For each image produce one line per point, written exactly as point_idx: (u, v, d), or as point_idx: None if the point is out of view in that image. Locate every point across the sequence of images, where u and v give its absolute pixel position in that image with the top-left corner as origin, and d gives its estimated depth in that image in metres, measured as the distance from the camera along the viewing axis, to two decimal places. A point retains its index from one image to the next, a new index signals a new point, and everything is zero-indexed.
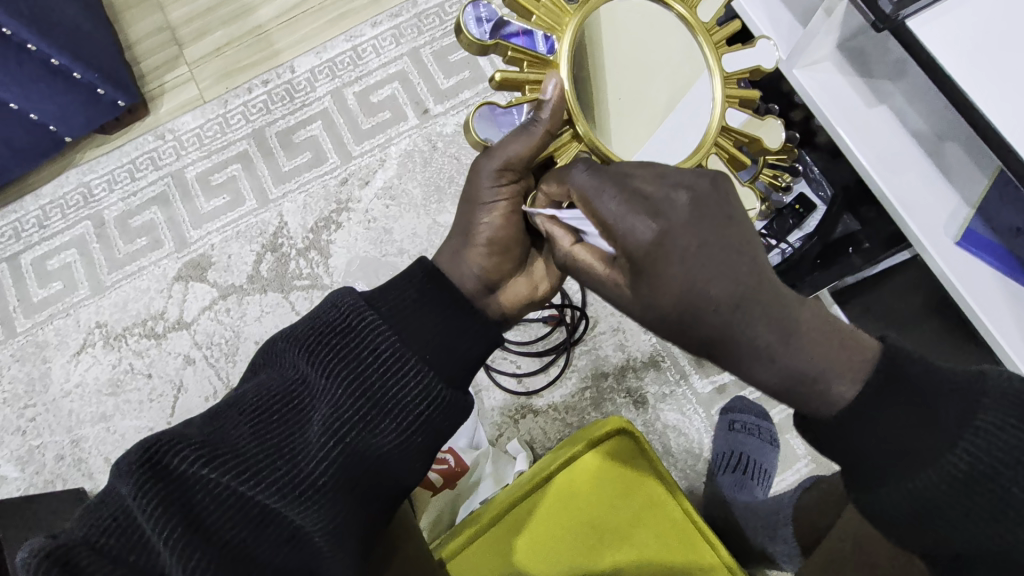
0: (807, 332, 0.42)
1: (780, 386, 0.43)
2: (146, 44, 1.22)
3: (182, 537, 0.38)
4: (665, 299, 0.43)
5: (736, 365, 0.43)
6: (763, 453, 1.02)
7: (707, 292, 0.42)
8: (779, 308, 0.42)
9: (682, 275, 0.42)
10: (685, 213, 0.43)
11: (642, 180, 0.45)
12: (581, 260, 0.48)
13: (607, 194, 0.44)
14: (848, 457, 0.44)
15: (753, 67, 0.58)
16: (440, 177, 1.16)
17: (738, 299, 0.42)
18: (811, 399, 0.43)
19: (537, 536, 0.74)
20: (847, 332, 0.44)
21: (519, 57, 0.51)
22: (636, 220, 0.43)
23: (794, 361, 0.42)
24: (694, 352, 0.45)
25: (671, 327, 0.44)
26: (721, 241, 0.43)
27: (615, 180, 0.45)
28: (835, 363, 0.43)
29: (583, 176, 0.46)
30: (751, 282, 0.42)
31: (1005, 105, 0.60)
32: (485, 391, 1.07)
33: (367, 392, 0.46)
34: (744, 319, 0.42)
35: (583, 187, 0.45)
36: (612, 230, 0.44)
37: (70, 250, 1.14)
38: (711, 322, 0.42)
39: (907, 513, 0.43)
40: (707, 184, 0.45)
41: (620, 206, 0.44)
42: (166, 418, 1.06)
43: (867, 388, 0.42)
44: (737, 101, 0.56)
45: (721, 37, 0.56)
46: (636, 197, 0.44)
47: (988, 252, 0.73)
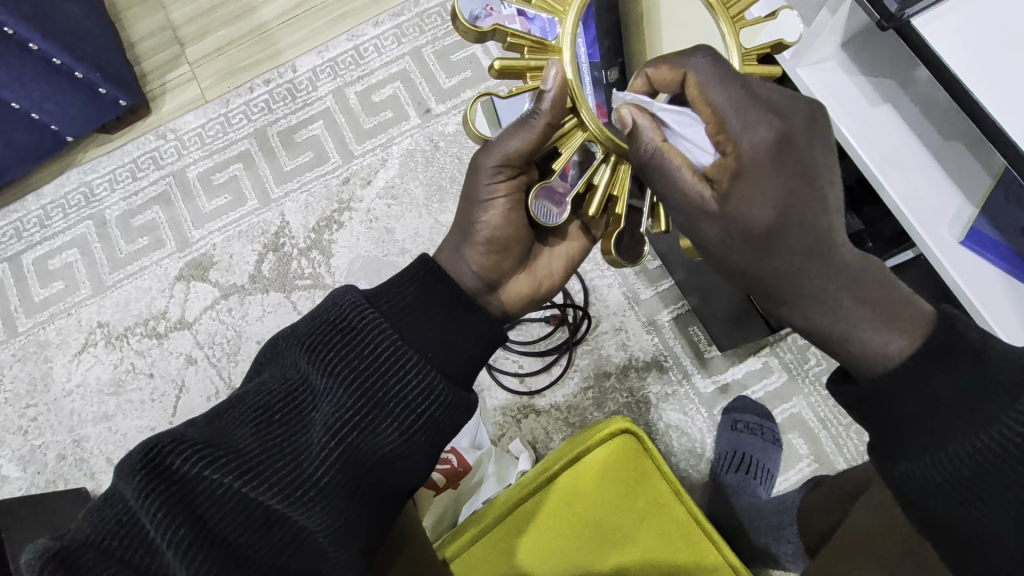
0: (869, 282, 0.44)
1: (831, 325, 0.44)
2: (147, 44, 1.22)
3: (185, 538, 0.38)
4: (759, 215, 0.43)
5: (794, 298, 0.45)
6: (766, 454, 1.02)
7: (801, 218, 0.43)
8: (845, 255, 0.44)
9: (783, 190, 0.43)
10: (802, 129, 0.43)
11: (765, 89, 0.44)
12: (670, 159, 0.45)
13: (733, 90, 0.44)
14: (887, 423, 0.43)
15: (774, 41, 0.55)
16: (443, 177, 1.15)
17: (821, 233, 0.43)
18: (853, 354, 0.44)
19: (542, 534, 0.74)
20: (897, 290, 0.44)
21: (518, 41, 0.51)
22: (760, 121, 0.43)
23: (851, 312, 0.44)
24: (753, 277, 0.46)
25: (746, 242, 0.45)
26: (817, 167, 0.44)
27: (740, 81, 0.44)
28: (885, 317, 0.43)
29: (710, 67, 0.45)
30: (830, 219, 0.44)
31: (1012, 103, 0.60)
32: (487, 391, 1.07)
33: (369, 392, 0.46)
34: (821, 256, 0.44)
35: (707, 78, 0.44)
36: (729, 128, 0.43)
37: (71, 250, 1.14)
38: (792, 250, 0.44)
39: (930, 496, 0.41)
40: (820, 109, 0.45)
41: (742, 102, 0.43)
42: (168, 418, 1.06)
43: (919, 350, 0.42)
44: (756, 78, 0.55)
45: (739, 9, 0.54)
46: (759, 99, 0.43)
47: (992, 251, 0.73)
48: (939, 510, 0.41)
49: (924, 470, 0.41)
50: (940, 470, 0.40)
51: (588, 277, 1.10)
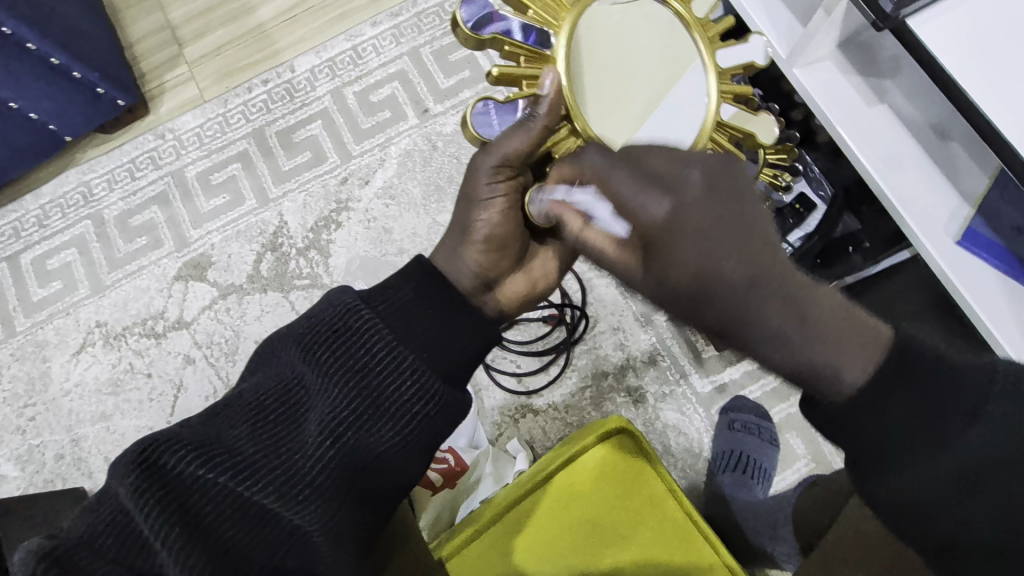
0: (819, 311, 0.42)
1: (793, 367, 0.42)
2: (146, 43, 1.22)
3: (178, 538, 0.38)
4: (679, 279, 0.43)
5: (753, 348, 0.43)
6: (763, 452, 1.02)
7: (722, 268, 0.42)
8: (787, 289, 0.43)
9: (696, 253, 0.43)
10: (698, 191, 0.44)
11: (655, 161, 0.45)
12: (593, 244, 0.45)
13: (622, 172, 0.44)
14: (856, 446, 0.43)
15: (747, 62, 0.57)
16: (440, 177, 1.15)
17: (752, 279, 0.42)
18: (819, 381, 0.42)
19: (537, 534, 0.74)
20: (853, 315, 0.43)
21: (516, 51, 0.51)
22: (652, 197, 0.43)
23: (810, 345, 0.42)
24: (709, 331, 0.45)
25: (681, 307, 0.44)
26: (733, 217, 0.44)
27: (629, 160, 0.45)
28: (840, 343, 0.42)
29: (598, 156, 0.45)
30: (761, 262, 0.43)
31: (1005, 103, 0.60)
32: (484, 390, 1.07)
33: (364, 391, 0.46)
34: (759, 300, 0.42)
35: (598, 165, 0.45)
36: (627, 208, 0.44)
37: (70, 250, 1.14)
38: (726, 303, 0.43)
39: (908, 511, 0.41)
40: (719, 162, 0.45)
41: (635, 185, 0.44)
42: (166, 418, 1.06)
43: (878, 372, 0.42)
44: (731, 96, 0.56)
45: (716, 33, 0.56)
46: (649, 176, 0.44)
47: (987, 251, 0.73)
48: (914, 523, 0.41)
49: (912, 476, 0.41)
50: (918, 485, 0.40)
51: (585, 276, 1.11)
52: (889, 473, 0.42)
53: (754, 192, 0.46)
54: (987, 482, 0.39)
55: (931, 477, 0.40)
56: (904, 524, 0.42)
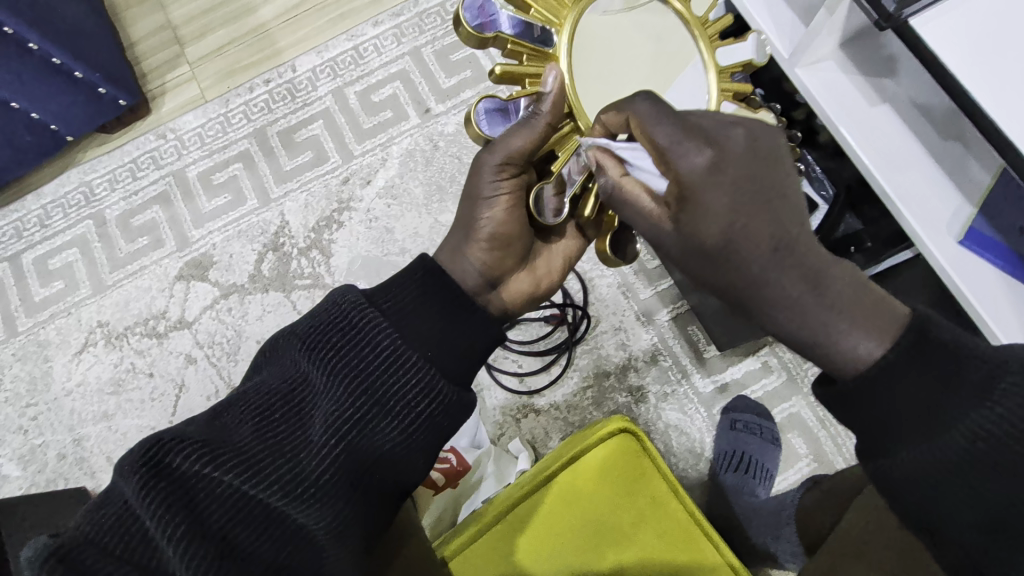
0: (837, 283, 0.42)
1: (811, 332, 0.42)
2: (147, 43, 1.22)
3: (184, 536, 0.38)
4: (708, 234, 0.42)
5: (767, 311, 0.43)
6: (766, 453, 1.02)
7: (751, 231, 0.41)
8: (812, 258, 0.42)
9: (730, 211, 0.41)
10: (739, 152, 0.42)
11: (699, 117, 0.43)
12: (631, 192, 0.45)
13: (667, 121, 0.42)
14: (866, 423, 0.43)
15: (745, 60, 0.57)
16: (442, 177, 1.15)
17: (780, 242, 0.41)
18: (833, 354, 0.42)
19: (539, 533, 0.74)
20: (873, 292, 0.43)
21: (518, 49, 0.51)
22: (693, 149, 0.41)
23: (826, 312, 0.42)
24: (725, 294, 0.45)
25: (704, 261, 0.43)
26: (773, 182, 0.42)
27: (675, 112, 0.42)
28: (860, 320, 0.42)
29: (646, 102, 0.43)
30: (788, 229, 0.42)
31: (1007, 102, 0.60)
32: (486, 390, 1.07)
33: (369, 390, 0.46)
34: (782, 265, 0.42)
35: (644, 110, 0.43)
36: (666, 158, 0.42)
37: (71, 250, 1.14)
38: (753, 260, 0.42)
39: (914, 493, 0.41)
40: (761, 126, 0.44)
41: (680, 133, 0.42)
42: (168, 418, 1.06)
43: (895, 351, 0.41)
44: (731, 94, 0.56)
45: (715, 31, 0.56)
46: (694, 127, 0.42)
47: (990, 250, 0.73)
48: (921, 505, 0.42)
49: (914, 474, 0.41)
50: (925, 465, 0.41)
51: (587, 276, 1.11)
52: (898, 451, 0.42)
53: (790, 162, 0.45)
54: (998, 466, 0.39)
55: (941, 458, 0.40)
56: (911, 505, 0.42)
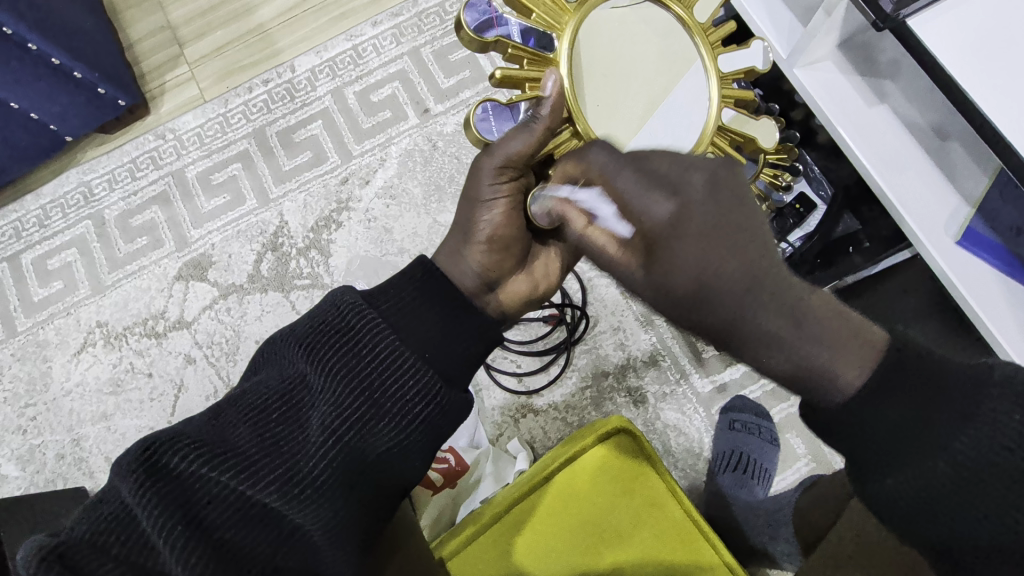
0: (816, 313, 0.43)
1: (793, 370, 0.43)
2: (146, 43, 1.22)
3: (181, 536, 0.38)
4: (678, 283, 0.43)
5: (749, 351, 0.44)
6: (763, 453, 1.02)
7: (721, 273, 0.42)
8: (788, 291, 0.43)
9: (695, 258, 0.43)
10: (701, 197, 0.43)
11: (658, 162, 0.45)
12: (597, 243, 0.45)
13: (626, 172, 0.44)
14: (853, 446, 0.43)
15: (747, 67, 0.57)
16: (441, 177, 1.15)
17: (752, 282, 0.42)
18: (816, 383, 0.43)
19: (536, 534, 0.74)
20: (850, 320, 0.43)
21: (518, 54, 0.51)
22: (656, 199, 0.43)
23: (805, 346, 0.42)
24: (706, 337, 0.45)
25: (682, 310, 0.44)
26: (739, 221, 0.44)
27: (632, 161, 0.45)
28: (837, 347, 0.42)
29: (604, 156, 0.45)
30: (760, 265, 0.43)
31: (1004, 103, 0.60)
32: (485, 391, 1.07)
33: (366, 391, 0.46)
34: (755, 303, 0.42)
35: (604, 166, 0.45)
36: (631, 209, 0.44)
37: (70, 250, 1.14)
38: (726, 303, 0.42)
39: (907, 511, 0.41)
40: (723, 167, 0.45)
41: (640, 184, 0.44)
42: (166, 418, 1.06)
43: (875, 374, 0.42)
44: (732, 101, 0.56)
45: (717, 37, 0.56)
46: (653, 177, 0.44)
47: (987, 251, 0.73)
48: (914, 521, 0.41)
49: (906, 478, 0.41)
50: (918, 486, 0.40)
51: (586, 276, 1.11)
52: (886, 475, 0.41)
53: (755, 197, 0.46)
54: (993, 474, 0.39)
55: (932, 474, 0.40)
56: (907, 526, 0.42)
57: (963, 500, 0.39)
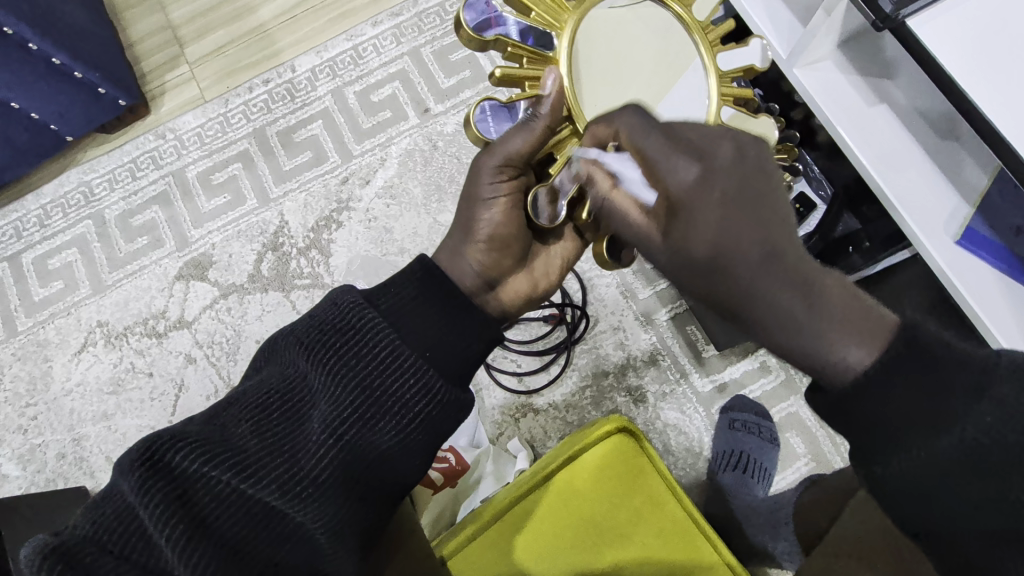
0: (829, 294, 0.43)
1: (803, 345, 0.43)
2: (146, 43, 1.23)
3: (183, 535, 0.38)
4: (697, 245, 0.43)
5: (760, 326, 0.43)
6: (763, 452, 1.02)
7: (739, 242, 0.42)
8: (802, 268, 0.43)
9: (716, 221, 0.43)
10: (727, 165, 0.44)
11: (686, 131, 0.45)
12: (619, 205, 0.46)
13: (655, 134, 0.45)
14: (859, 431, 0.43)
15: (746, 65, 0.57)
16: (441, 177, 1.16)
17: (768, 251, 0.42)
18: (823, 365, 0.42)
19: (538, 533, 0.74)
20: (863, 302, 0.43)
21: (518, 52, 0.51)
22: (681, 162, 0.44)
23: (815, 324, 0.42)
24: (718, 307, 0.45)
25: (697, 276, 0.44)
26: (767, 196, 0.44)
27: (661, 127, 0.45)
28: (848, 329, 0.42)
29: (636, 116, 0.46)
30: (781, 240, 0.43)
31: (1003, 103, 0.60)
32: (485, 390, 1.07)
33: (366, 390, 0.46)
34: (770, 272, 0.42)
35: (633, 124, 0.45)
36: (655, 168, 0.44)
37: (70, 250, 1.14)
38: (743, 274, 0.43)
39: (910, 498, 0.42)
40: (750, 141, 0.46)
41: (667, 146, 0.44)
42: (166, 417, 1.07)
43: (887, 354, 0.42)
44: (731, 99, 0.56)
45: (716, 36, 0.56)
46: (681, 141, 0.45)
47: (987, 251, 0.73)
48: (914, 508, 0.42)
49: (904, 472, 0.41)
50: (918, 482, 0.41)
51: (585, 276, 1.11)
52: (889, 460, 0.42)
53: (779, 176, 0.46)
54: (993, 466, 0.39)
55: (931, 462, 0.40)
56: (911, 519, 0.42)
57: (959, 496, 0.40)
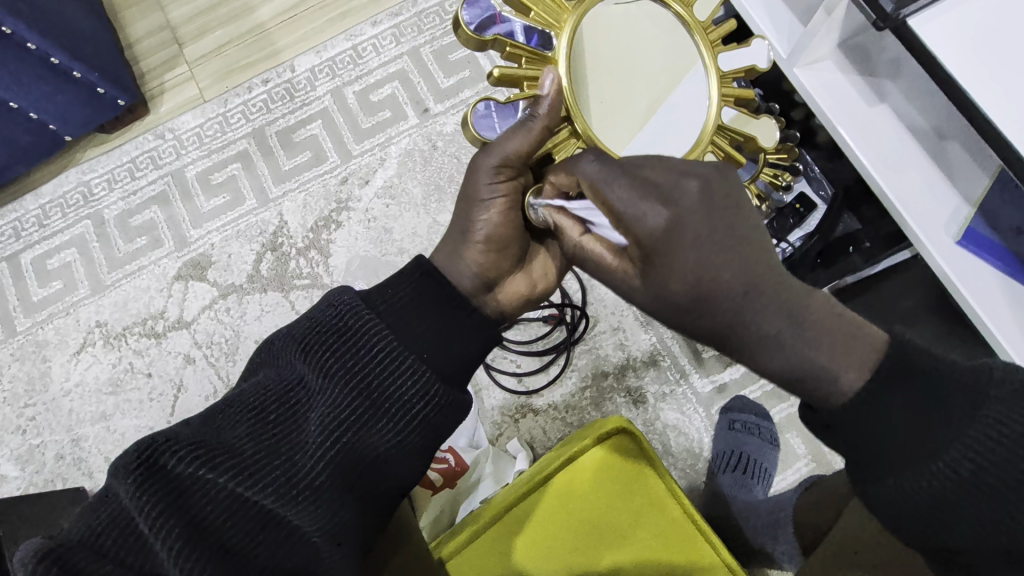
0: (815, 313, 0.42)
1: (794, 375, 0.42)
2: (145, 43, 1.22)
3: (179, 538, 0.38)
4: (676, 288, 0.43)
5: (750, 358, 0.43)
6: (763, 453, 1.02)
7: (718, 280, 0.42)
8: (784, 294, 0.42)
9: (693, 263, 0.42)
10: (694, 209, 0.43)
11: (651, 170, 0.44)
12: (590, 249, 0.47)
13: (619, 182, 0.43)
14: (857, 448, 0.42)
15: (747, 66, 0.57)
16: (440, 177, 1.15)
17: (748, 285, 0.42)
18: (817, 390, 0.42)
19: (536, 535, 0.74)
20: (849, 321, 0.43)
21: (516, 52, 0.51)
22: (648, 208, 0.42)
23: (805, 349, 0.42)
24: (705, 340, 0.45)
25: (681, 316, 0.44)
26: (739, 230, 0.43)
27: (625, 171, 0.44)
28: (840, 350, 0.42)
29: (594, 166, 0.44)
30: (760, 270, 0.42)
31: (1005, 103, 0.60)
32: (484, 391, 1.07)
33: (364, 391, 0.46)
34: (752, 306, 0.42)
35: (594, 176, 0.44)
36: (622, 220, 0.43)
37: (70, 250, 1.14)
38: (721, 312, 0.43)
39: (910, 513, 0.41)
40: (714, 173, 0.44)
41: (632, 193, 0.43)
42: (165, 418, 1.06)
43: (875, 378, 0.42)
44: (732, 100, 0.56)
45: (717, 36, 0.56)
46: (646, 185, 0.43)
47: (988, 251, 0.73)
48: (915, 518, 0.41)
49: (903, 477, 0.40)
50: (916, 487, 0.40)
51: (585, 276, 1.10)
52: (887, 475, 0.41)
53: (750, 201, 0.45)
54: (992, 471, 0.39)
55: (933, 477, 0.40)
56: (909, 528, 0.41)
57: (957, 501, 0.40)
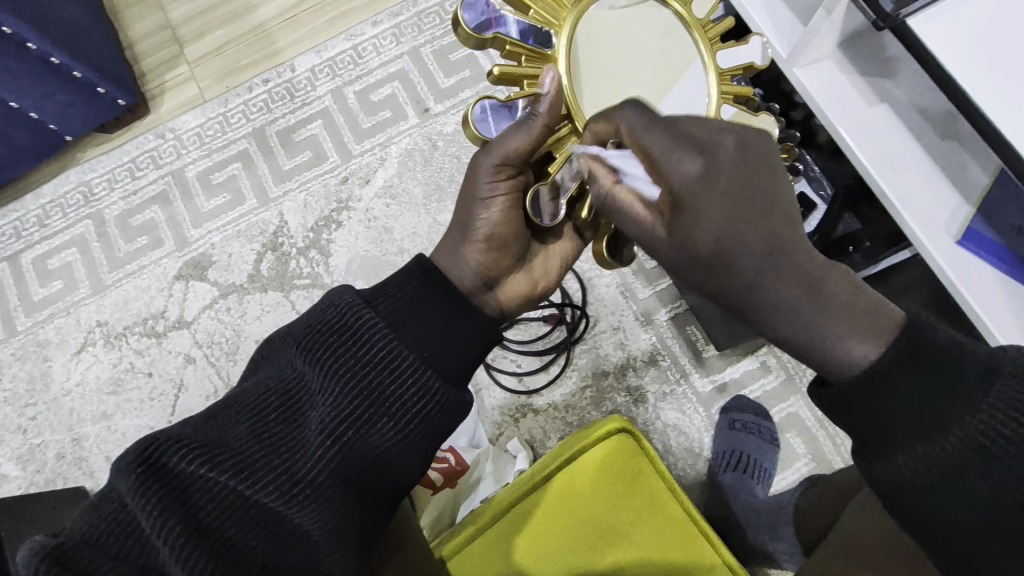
0: (830, 284, 0.43)
1: (810, 337, 0.43)
2: (146, 43, 1.22)
3: (181, 537, 0.38)
4: (702, 240, 0.43)
5: (766, 318, 0.44)
6: (763, 452, 1.02)
7: (744, 237, 0.42)
8: (806, 261, 0.43)
9: (721, 221, 0.42)
10: (730, 162, 0.43)
11: (692, 125, 0.44)
12: (623, 202, 0.45)
13: (656, 130, 0.43)
14: (863, 428, 0.43)
15: (748, 62, 0.57)
16: (441, 177, 1.15)
17: (772, 245, 0.43)
18: (832, 357, 0.43)
19: (538, 532, 0.74)
20: (867, 294, 0.44)
21: (517, 50, 0.51)
22: (683, 156, 0.43)
23: (821, 316, 0.42)
24: (721, 300, 0.46)
25: (703, 270, 0.44)
26: (770, 190, 0.44)
27: (664, 121, 0.44)
28: (858, 319, 0.43)
29: (635, 113, 0.44)
30: (785, 236, 0.43)
31: (1004, 103, 0.60)
32: (484, 390, 1.07)
33: (365, 390, 0.46)
34: (774, 266, 0.43)
35: (635, 122, 0.44)
36: (659, 167, 0.43)
37: (70, 250, 1.14)
38: (744, 271, 0.43)
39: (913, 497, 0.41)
40: (751, 131, 0.45)
41: (671, 141, 0.43)
42: (166, 417, 1.06)
43: (888, 352, 0.42)
44: (731, 97, 0.56)
45: (716, 33, 0.56)
46: (685, 136, 0.43)
47: (987, 250, 0.73)
48: (922, 512, 0.41)
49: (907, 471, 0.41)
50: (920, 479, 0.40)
51: (585, 276, 1.11)
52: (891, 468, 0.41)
53: (781, 169, 0.46)
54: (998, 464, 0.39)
55: (933, 470, 0.40)
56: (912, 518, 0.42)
57: (961, 495, 0.40)
